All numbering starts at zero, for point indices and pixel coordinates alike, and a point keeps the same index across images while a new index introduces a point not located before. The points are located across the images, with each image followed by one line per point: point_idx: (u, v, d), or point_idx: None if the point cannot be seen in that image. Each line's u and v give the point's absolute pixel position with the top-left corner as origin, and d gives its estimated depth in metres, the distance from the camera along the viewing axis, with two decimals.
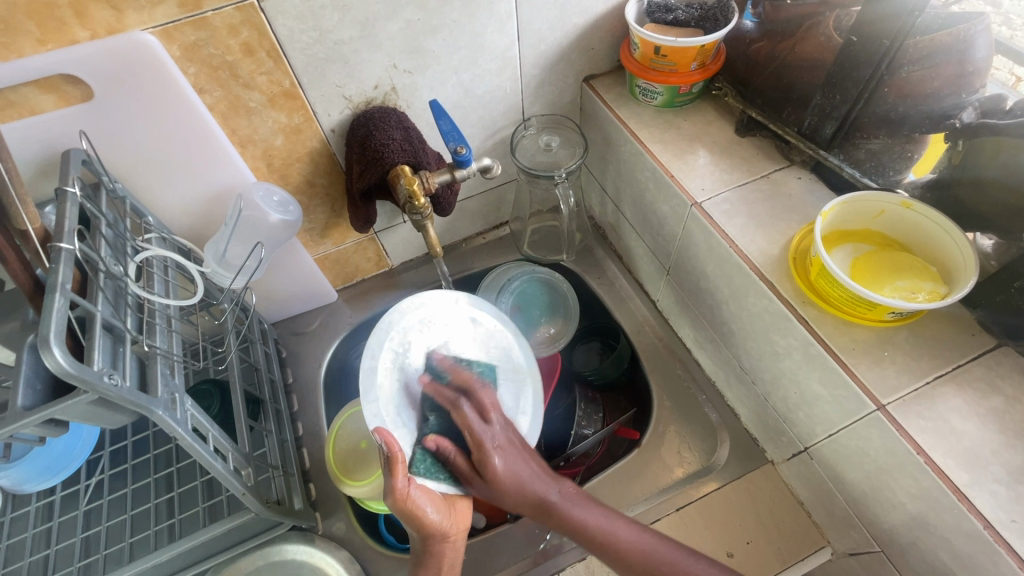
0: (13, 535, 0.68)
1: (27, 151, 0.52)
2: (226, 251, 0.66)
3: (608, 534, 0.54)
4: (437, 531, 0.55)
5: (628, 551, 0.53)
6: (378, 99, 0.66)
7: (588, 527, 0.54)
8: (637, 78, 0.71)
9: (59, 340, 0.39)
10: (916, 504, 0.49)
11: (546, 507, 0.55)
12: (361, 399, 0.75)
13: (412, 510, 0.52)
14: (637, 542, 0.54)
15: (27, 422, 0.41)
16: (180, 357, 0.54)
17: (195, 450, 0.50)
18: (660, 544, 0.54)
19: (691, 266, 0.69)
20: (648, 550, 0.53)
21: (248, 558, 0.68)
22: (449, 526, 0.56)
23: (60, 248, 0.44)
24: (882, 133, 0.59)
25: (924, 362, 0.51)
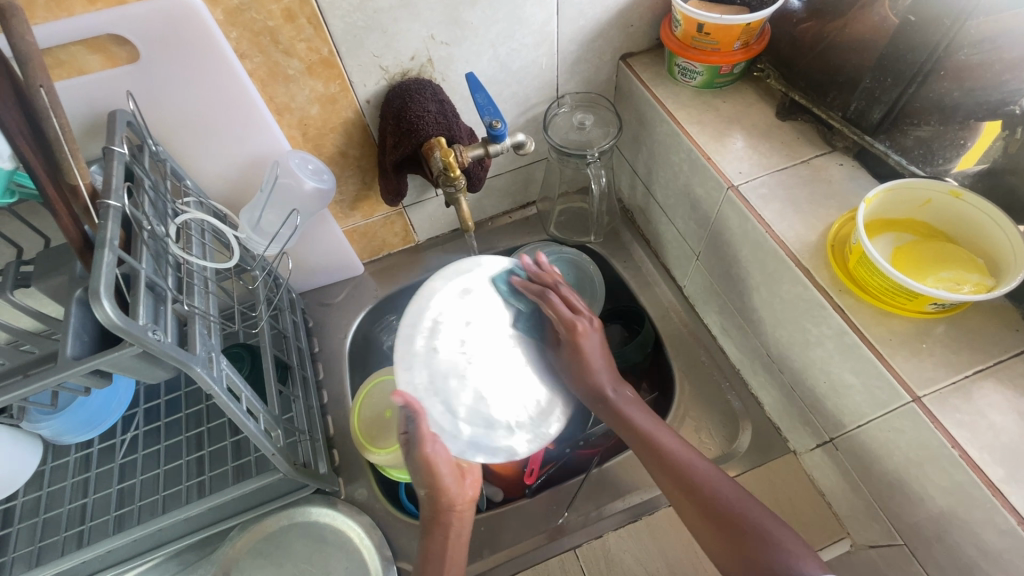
0: (53, 483, 0.71)
1: (76, 111, 0.53)
2: (260, 218, 0.66)
3: (657, 442, 0.59)
4: (445, 495, 0.61)
5: (687, 478, 0.56)
6: (414, 70, 0.66)
7: (644, 434, 0.60)
8: (676, 57, 0.70)
9: (109, 294, 0.40)
10: (946, 498, 0.49)
11: (602, 399, 0.63)
12: (385, 368, 0.76)
13: (431, 467, 0.60)
14: (695, 466, 0.57)
15: (76, 371, 0.43)
16: (216, 318, 0.56)
17: (230, 408, 0.51)
18: (717, 479, 0.56)
19: (723, 251, 0.68)
20: (695, 468, 0.57)
21: (275, 517, 0.70)
22: (454, 494, 0.62)
23: (109, 205, 0.45)
24: (935, 119, 0.56)
25: (964, 356, 0.50)
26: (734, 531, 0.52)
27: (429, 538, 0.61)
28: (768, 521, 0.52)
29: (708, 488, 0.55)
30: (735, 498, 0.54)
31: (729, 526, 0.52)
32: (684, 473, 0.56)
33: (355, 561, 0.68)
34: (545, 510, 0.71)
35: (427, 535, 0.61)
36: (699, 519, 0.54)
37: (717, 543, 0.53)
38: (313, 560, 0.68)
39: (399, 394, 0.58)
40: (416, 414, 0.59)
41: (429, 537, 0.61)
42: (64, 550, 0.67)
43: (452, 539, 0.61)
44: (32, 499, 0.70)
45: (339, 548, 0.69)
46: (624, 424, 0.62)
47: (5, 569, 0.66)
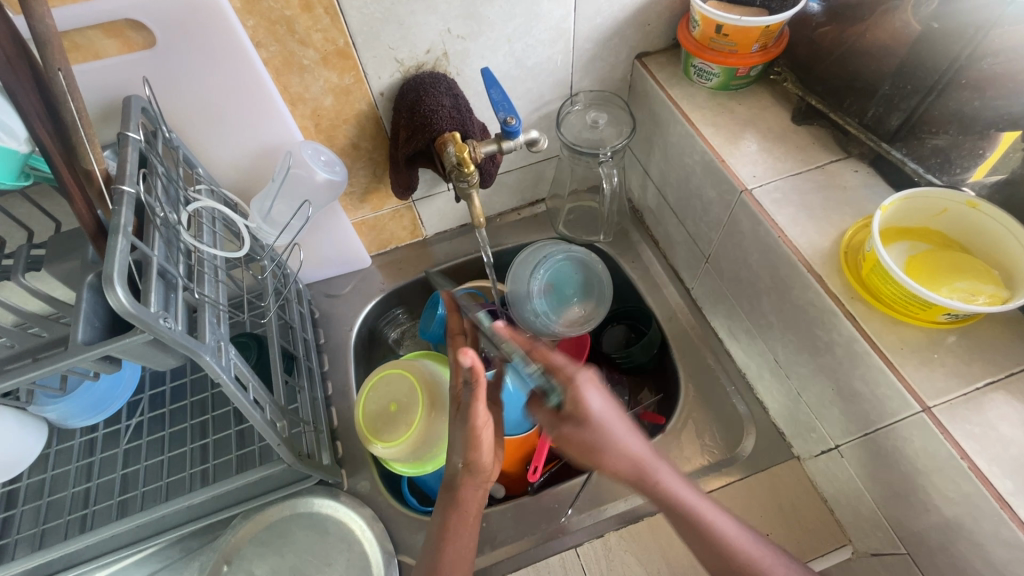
0: (57, 467, 0.72)
1: (90, 95, 0.52)
2: (271, 208, 0.66)
3: (710, 523, 0.54)
4: (478, 469, 0.62)
5: (738, 564, 0.52)
6: (429, 64, 0.65)
7: (688, 513, 0.55)
8: (693, 58, 0.69)
9: (122, 280, 0.40)
10: (953, 509, 0.48)
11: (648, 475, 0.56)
12: (391, 363, 0.75)
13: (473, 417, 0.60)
14: (750, 551, 0.53)
15: (87, 356, 0.43)
16: (226, 307, 0.56)
17: (237, 398, 0.51)
18: (771, 557, 0.53)
19: (734, 254, 0.68)
20: (722, 534, 0.53)
21: (277, 507, 0.70)
22: (482, 459, 0.62)
23: (123, 191, 0.45)
24: (953, 128, 0.56)
25: (976, 367, 0.50)
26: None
27: (449, 516, 0.60)
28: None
29: (736, 555, 0.53)
30: (783, 570, 0.52)
31: None
32: (731, 560, 0.53)
33: (356, 552, 0.68)
34: (547, 507, 0.70)
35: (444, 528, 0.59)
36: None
37: None
38: (314, 551, 0.68)
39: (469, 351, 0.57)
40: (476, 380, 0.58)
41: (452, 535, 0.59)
42: (67, 533, 0.67)
43: (473, 506, 0.61)
44: (36, 481, 0.71)
45: (341, 539, 0.69)
46: (667, 499, 0.55)
47: (8, 551, 0.66)
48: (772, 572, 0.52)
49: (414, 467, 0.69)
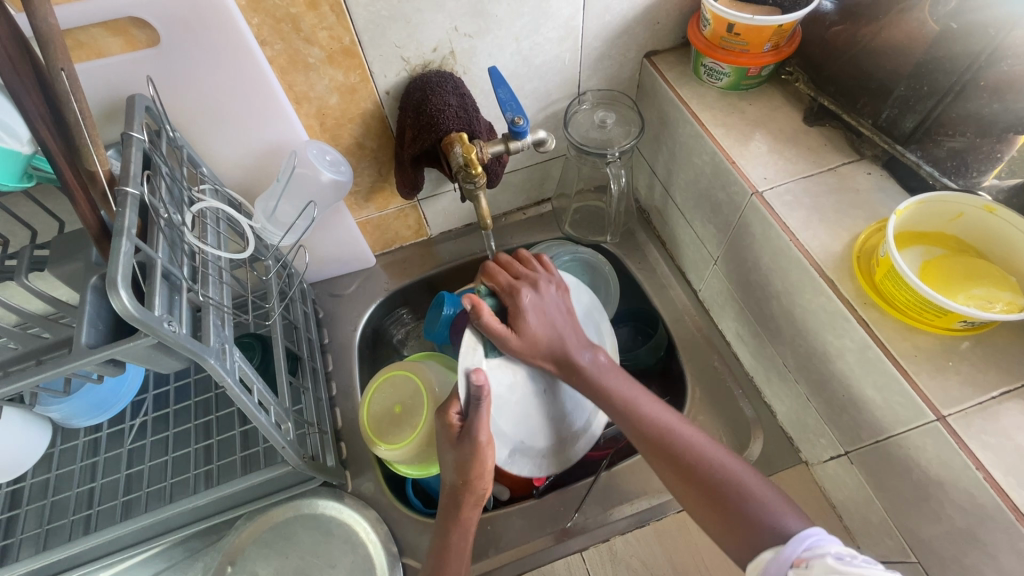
0: (62, 466, 0.71)
1: (94, 94, 0.52)
2: (276, 208, 0.66)
3: (634, 406, 0.59)
4: (475, 491, 0.59)
5: (664, 439, 0.57)
6: (436, 62, 0.65)
7: (614, 397, 0.60)
8: (703, 57, 0.68)
9: (126, 283, 0.40)
10: (966, 518, 0.48)
11: (569, 364, 0.61)
12: (396, 364, 0.74)
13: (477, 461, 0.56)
14: (676, 428, 0.58)
15: (90, 360, 0.42)
16: (230, 309, 0.55)
17: (241, 400, 0.50)
18: (704, 439, 0.57)
19: (743, 257, 0.67)
20: (658, 420, 0.58)
21: (281, 508, 0.70)
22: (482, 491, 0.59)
23: (127, 193, 0.44)
24: (970, 131, 0.55)
25: (991, 375, 0.49)
26: (727, 509, 0.52)
27: (448, 540, 0.59)
28: (764, 495, 0.52)
29: (674, 437, 0.57)
30: (727, 463, 0.55)
31: (724, 505, 0.53)
32: (657, 436, 0.57)
33: (360, 554, 0.68)
34: (551, 511, 0.70)
35: (442, 556, 0.59)
36: (668, 465, 0.56)
37: (699, 506, 0.54)
38: (318, 552, 0.68)
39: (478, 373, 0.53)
40: (482, 402, 0.54)
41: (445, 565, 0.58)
42: (71, 534, 0.67)
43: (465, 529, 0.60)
44: (40, 481, 0.71)
45: (345, 541, 0.69)
46: (596, 385, 0.60)
47: (12, 551, 0.66)
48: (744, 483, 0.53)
49: (419, 469, 0.69)
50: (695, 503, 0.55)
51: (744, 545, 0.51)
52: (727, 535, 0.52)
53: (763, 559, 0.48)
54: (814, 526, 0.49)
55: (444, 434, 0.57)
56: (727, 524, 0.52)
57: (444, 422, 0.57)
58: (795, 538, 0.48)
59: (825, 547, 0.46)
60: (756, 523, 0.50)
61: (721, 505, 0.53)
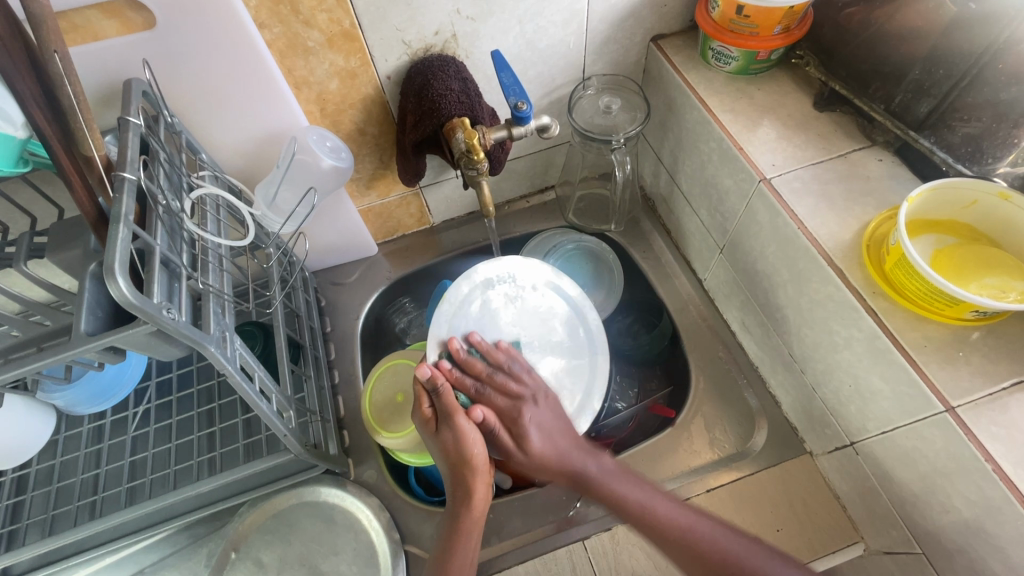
0: (66, 453, 0.72)
1: (91, 78, 0.51)
2: (276, 194, 0.65)
3: (648, 510, 0.57)
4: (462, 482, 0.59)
5: (679, 527, 0.55)
6: (438, 46, 0.63)
7: (629, 502, 0.58)
8: (711, 40, 0.66)
9: (124, 270, 0.39)
10: (973, 510, 0.47)
11: (568, 455, 0.61)
12: (398, 353, 0.74)
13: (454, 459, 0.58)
14: (673, 514, 0.56)
15: (89, 347, 0.42)
16: (231, 297, 0.55)
17: (242, 389, 0.50)
18: (695, 522, 0.55)
19: (749, 246, 0.66)
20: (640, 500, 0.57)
21: (283, 496, 0.70)
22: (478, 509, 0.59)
23: (124, 179, 0.43)
24: (986, 116, 0.53)
25: (1004, 366, 0.48)
26: None
27: (458, 539, 0.58)
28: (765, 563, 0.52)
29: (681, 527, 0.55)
30: (719, 536, 0.54)
31: None
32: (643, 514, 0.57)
33: (363, 542, 0.68)
34: (554, 499, 0.69)
35: (449, 538, 0.58)
36: (693, 562, 0.53)
37: None
38: (320, 539, 0.68)
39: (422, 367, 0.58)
40: (438, 393, 0.58)
41: (456, 545, 0.58)
42: (76, 519, 0.68)
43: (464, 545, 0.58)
44: (46, 467, 0.71)
45: (348, 528, 0.69)
46: (584, 473, 0.60)
47: (18, 536, 0.67)
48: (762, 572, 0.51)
49: (419, 457, 0.67)
50: None
51: None
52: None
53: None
54: None
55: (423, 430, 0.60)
56: None
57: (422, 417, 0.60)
58: None
59: None
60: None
61: None
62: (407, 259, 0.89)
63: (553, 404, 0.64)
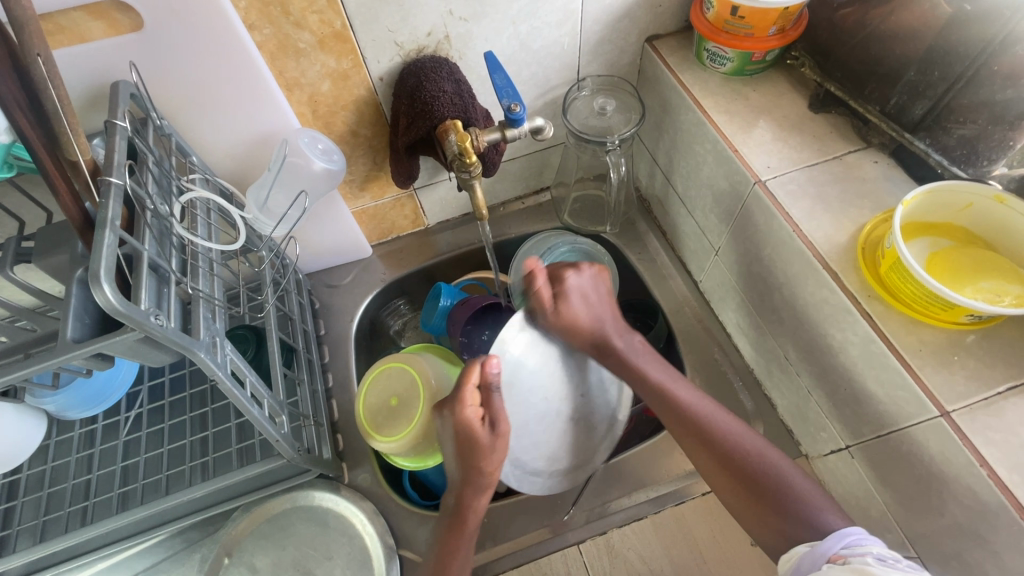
0: (57, 458, 0.71)
1: (78, 80, 0.50)
2: (268, 197, 0.64)
3: (670, 388, 0.61)
4: (467, 488, 0.60)
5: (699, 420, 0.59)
6: (431, 47, 0.63)
7: (651, 381, 0.62)
8: (706, 41, 0.66)
9: (109, 277, 0.39)
10: (968, 515, 0.47)
11: (604, 345, 0.65)
12: (391, 356, 0.72)
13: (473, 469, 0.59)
14: (699, 406, 0.60)
15: (76, 354, 0.41)
16: (221, 302, 0.54)
17: (233, 394, 0.49)
18: (714, 409, 0.60)
19: (745, 248, 0.66)
20: (676, 390, 0.61)
21: (277, 500, 0.70)
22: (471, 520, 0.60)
23: (111, 183, 0.43)
24: (982, 118, 0.53)
25: (999, 371, 0.48)
26: (758, 488, 0.54)
27: (461, 522, 0.60)
28: (798, 480, 0.54)
29: (704, 418, 0.59)
30: (760, 451, 0.56)
31: (761, 492, 0.54)
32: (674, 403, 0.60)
33: (357, 547, 0.68)
34: (547, 503, 0.69)
35: (447, 535, 0.60)
36: (707, 455, 0.57)
37: (734, 494, 0.56)
38: (314, 544, 0.68)
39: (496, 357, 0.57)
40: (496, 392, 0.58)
41: (456, 543, 0.59)
42: (68, 525, 0.67)
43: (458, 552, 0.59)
44: (37, 472, 0.71)
45: (342, 533, 0.68)
46: (628, 365, 0.64)
47: (9, 542, 0.66)
48: (798, 487, 0.53)
49: (414, 461, 0.67)
50: (720, 479, 0.57)
51: (782, 533, 0.52)
52: (756, 517, 0.54)
53: (797, 553, 0.49)
54: (854, 525, 0.49)
55: (462, 427, 0.58)
56: (749, 509, 0.55)
57: (465, 414, 0.57)
58: (835, 534, 0.48)
59: (866, 546, 0.46)
60: (789, 504, 0.52)
61: (753, 489, 0.55)
62: (402, 261, 0.89)
63: (596, 281, 0.67)
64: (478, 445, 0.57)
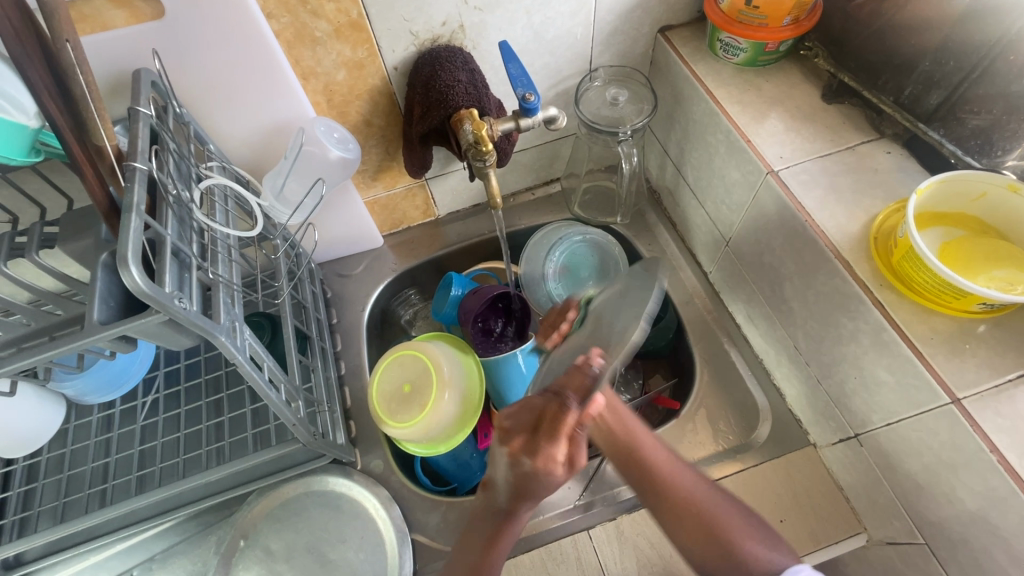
0: (76, 442, 0.73)
1: (100, 68, 0.51)
2: (284, 185, 0.65)
3: (628, 433, 0.56)
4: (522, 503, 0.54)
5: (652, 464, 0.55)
6: (445, 37, 0.63)
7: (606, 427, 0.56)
8: (719, 31, 0.66)
9: (136, 260, 0.40)
10: (977, 501, 0.48)
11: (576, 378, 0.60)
12: (405, 343, 0.73)
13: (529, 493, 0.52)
14: (655, 454, 0.55)
15: (103, 336, 0.42)
16: (240, 287, 0.55)
17: (252, 378, 0.50)
18: (663, 453, 0.56)
19: (756, 238, 0.66)
20: (629, 436, 0.56)
21: (291, 485, 0.71)
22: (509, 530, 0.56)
23: (135, 168, 0.44)
24: (997, 108, 0.53)
25: (1010, 359, 0.48)
26: (717, 540, 0.51)
27: (500, 535, 0.56)
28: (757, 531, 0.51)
29: (661, 465, 0.55)
30: (709, 499, 0.53)
31: (721, 545, 0.50)
32: (625, 447, 0.56)
33: (370, 530, 0.69)
34: (557, 491, 0.70)
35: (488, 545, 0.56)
36: (666, 503, 0.54)
37: (692, 544, 0.52)
38: (328, 528, 0.69)
39: (601, 352, 0.49)
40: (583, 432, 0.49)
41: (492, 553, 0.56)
42: (87, 507, 0.69)
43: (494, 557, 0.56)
44: (56, 455, 0.72)
45: (355, 517, 0.70)
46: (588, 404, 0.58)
47: (30, 523, 0.68)
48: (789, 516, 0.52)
49: (425, 447, 0.69)
50: (680, 530, 0.53)
51: None
52: (712, 563, 0.51)
53: None
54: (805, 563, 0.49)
55: (537, 465, 0.49)
56: (713, 562, 0.50)
57: (549, 457, 0.48)
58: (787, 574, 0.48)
59: None
60: (740, 557, 0.50)
61: (711, 541, 0.51)
62: (412, 251, 0.89)
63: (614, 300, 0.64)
64: (545, 484, 0.51)
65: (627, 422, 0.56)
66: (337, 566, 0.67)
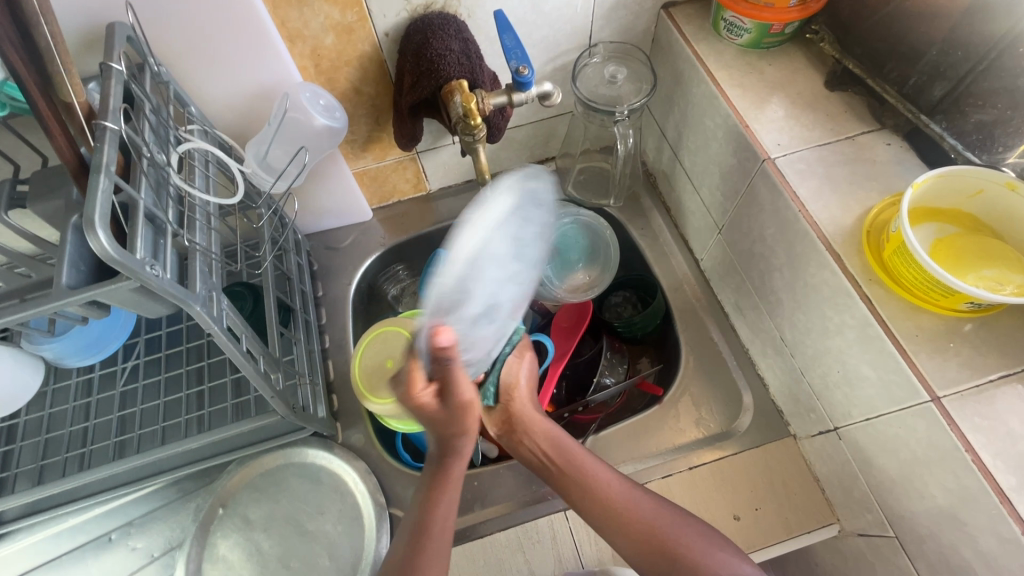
0: (55, 405, 0.72)
1: (74, 20, 0.49)
2: (267, 152, 0.63)
3: (571, 457, 0.61)
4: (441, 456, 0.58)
5: (601, 495, 0.59)
6: (439, 3, 0.61)
7: (545, 449, 0.63)
8: (724, 10, 0.64)
9: (104, 223, 0.38)
10: (948, 498, 0.48)
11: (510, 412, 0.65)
12: (391, 320, 0.72)
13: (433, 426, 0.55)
14: (601, 477, 0.60)
15: (71, 301, 0.41)
16: (219, 256, 0.54)
17: (229, 349, 0.50)
18: (610, 477, 0.60)
19: (749, 227, 0.65)
20: (571, 456, 0.62)
21: (271, 455, 0.71)
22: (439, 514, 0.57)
23: (106, 128, 0.42)
24: (1002, 103, 0.51)
25: (992, 359, 0.48)
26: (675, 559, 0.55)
27: (427, 534, 0.56)
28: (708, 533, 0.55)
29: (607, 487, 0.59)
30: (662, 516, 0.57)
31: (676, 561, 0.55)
32: (567, 466, 0.61)
33: (348, 503, 0.69)
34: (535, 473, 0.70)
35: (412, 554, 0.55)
36: (618, 531, 0.57)
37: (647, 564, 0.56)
38: (307, 499, 0.69)
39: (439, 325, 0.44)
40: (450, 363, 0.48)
41: (441, 496, 0.58)
42: (65, 469, 0.69)
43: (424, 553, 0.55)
44: (35, 417, 0.72)
45: (335, 489, 0.70)
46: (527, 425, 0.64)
47: (9, 483, 0.68)
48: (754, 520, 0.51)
49: (405, 424, 0.67)
50: (637, 557, 0.57)
51: None
52: None
53: None
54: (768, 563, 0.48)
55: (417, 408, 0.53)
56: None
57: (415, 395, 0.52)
58: None
59: None
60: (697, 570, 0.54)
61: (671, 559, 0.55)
62: (402, 225, 0.88)
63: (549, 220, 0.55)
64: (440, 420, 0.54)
65: (568, 450, 0.62)
66: (315, 537, 0.67)
